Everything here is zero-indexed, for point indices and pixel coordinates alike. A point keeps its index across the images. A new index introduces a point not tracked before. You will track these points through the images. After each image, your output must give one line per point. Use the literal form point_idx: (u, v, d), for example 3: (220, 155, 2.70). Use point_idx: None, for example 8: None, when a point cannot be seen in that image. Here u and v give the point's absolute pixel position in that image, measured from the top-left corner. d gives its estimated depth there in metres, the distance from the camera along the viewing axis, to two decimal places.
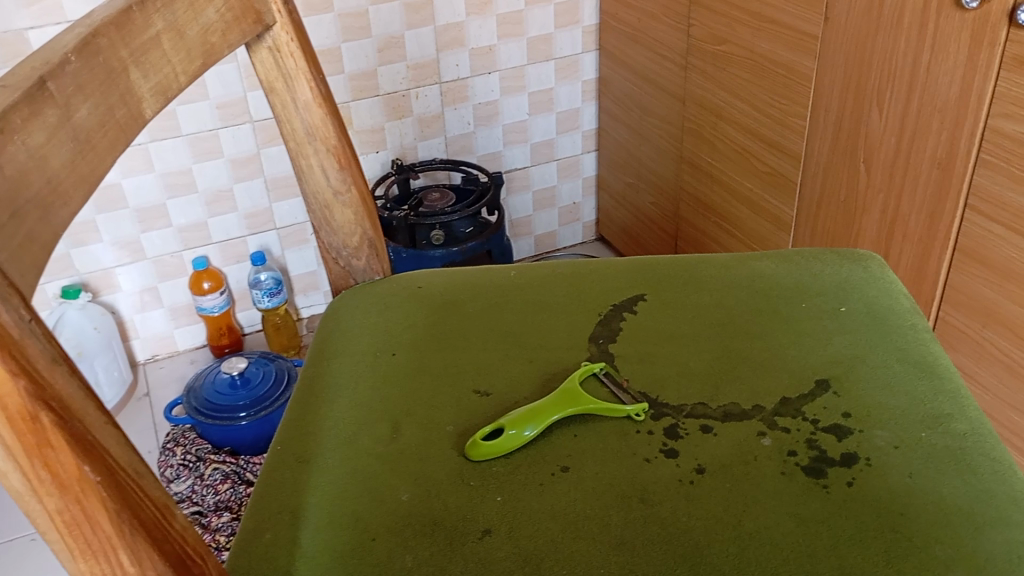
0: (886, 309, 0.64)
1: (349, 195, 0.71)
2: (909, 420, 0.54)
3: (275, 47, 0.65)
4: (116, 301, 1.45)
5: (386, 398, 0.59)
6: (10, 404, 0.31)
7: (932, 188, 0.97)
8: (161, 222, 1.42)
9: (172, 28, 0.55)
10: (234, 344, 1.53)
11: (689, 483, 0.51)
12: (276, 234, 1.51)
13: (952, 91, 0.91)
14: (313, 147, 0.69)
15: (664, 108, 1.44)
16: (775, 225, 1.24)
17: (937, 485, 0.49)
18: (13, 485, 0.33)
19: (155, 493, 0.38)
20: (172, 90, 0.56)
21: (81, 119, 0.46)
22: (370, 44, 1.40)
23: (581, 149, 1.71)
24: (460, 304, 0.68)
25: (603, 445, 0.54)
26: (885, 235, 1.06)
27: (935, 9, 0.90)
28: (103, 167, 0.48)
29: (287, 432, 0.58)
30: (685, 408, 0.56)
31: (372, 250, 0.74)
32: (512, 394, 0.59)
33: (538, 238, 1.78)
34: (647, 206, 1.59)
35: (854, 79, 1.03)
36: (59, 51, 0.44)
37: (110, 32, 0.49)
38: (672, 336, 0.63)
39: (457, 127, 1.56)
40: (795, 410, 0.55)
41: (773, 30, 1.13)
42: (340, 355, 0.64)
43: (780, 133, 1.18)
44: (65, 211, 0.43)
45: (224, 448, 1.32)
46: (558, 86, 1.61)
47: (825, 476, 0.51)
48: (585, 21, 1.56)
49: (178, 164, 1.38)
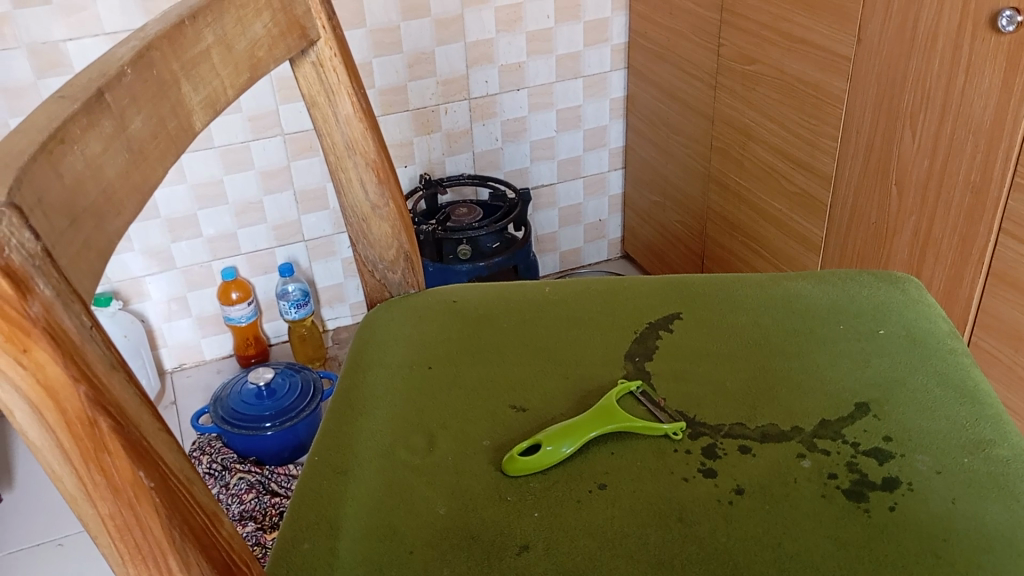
0: (925, 333, 0.63)
1: (387, 208, 0.72)
2: (950, 444, 0.53)
3: (318, 62, 0.66)
4: (145, 309, 1.47)
5: (421, 411, 0.60)
6: (69, 408, 0.32)
7: (966, 211, 0.96)
8: (191, 232, 1.43)
9: (221, 42, 0.56)
10: (260, 355, 1.54)
11: (727, 503, 0.51)
12: (303, 246, 1.52)
13: (986, 114, 0.90)
14: (353, 161, 0.69)
15: (692, 126, 1.44)
16: (803, 245, 1.24)
17: (981, 511, 0.49)
18: (67, 488, 0.34)
19: (204, 500, 0.39)
20: (220, 103, 0.56)
21: (135, 130, 0.46)
22: (400, 60, 1.42)
23: (608, 166, 1.71)
24: (494, 319, 0.68)
25: (641, 464, 0.54)
26: (917, 257, 1.05)
27: (970, 31, 0.89)
28: (155, 177, 0.48)
29: (325, 442, 0.58)
30: (723, 428, 0.56)
31: (407, 264, 0.74)
32: (548, 410, 0.59)
33: (563, 254, 1.78)
34: (673, 224, 1.59)
35: (887, 101, 1.02)
36: (115, 63, 0.45)
37: (162, 45, 0.50)
38: (708, 355, 0.62)
39: (485, 142, 1.57)
40: (834, 432, 0.55)
41: (804, 51, 1.13)
42: (377, 367, 0.65)
43: (810, 154, 1.17)
44: (119, 220, 0.44)
45: (248, 457, 1.33)
46: (586, 103, 1.61)
47: (866, 500, 0.50)
48: (613, 39, 1.57)
49: (209, 175, 1.40)
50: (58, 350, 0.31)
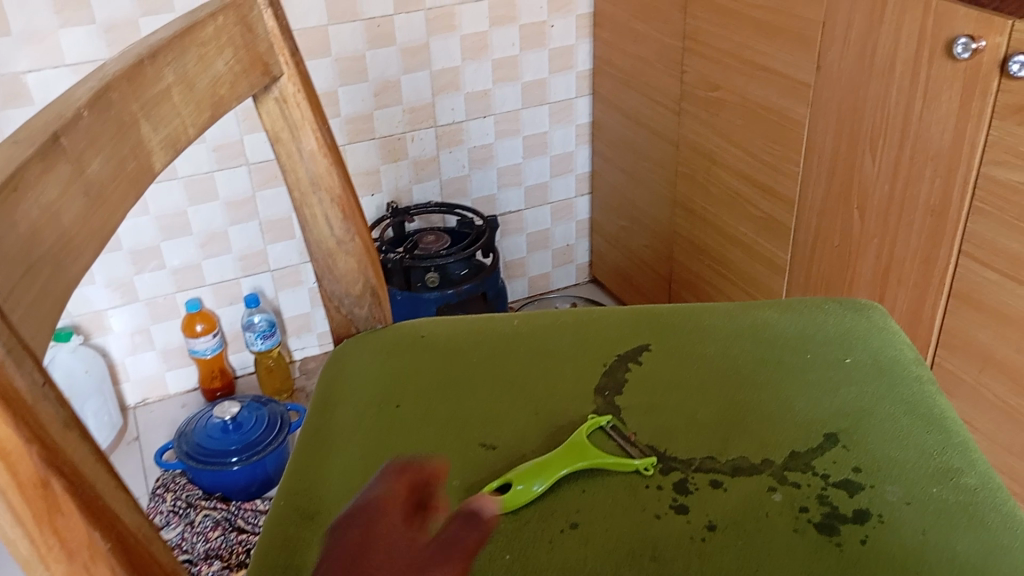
0: (891, 361, 0.63)
1: (353, 243, 0.71)
2: (919, 474, 0.54)
3: (282, 98, 0.65)
4: (107, 343, 1.44)
5: (390, 451, 0.59)
6: (21, 470, 0.30)
7: (927, 234, 0.98)
8: (154, 264, 1.41)
9: (182, 80, 0.55)
10: (226, 387, 1.52)
11: (700, 539, 0.50)
12: (269, 276, 1.51)
13: (945, 139, 0.92)
14: (318, 197, 0.69)
15: (658, 152, 1.45)
16: (769, 268, 1.25)
17: (951, 542, 0.49)
18: (20, 553, 0.32)
19: (164, 558, 0.38)
20: (182, 143, 0.56)
21: (94, 173, 0.46)
22: (366, 88, 1.42)
23: (575, 191, 1.72)
24: (463, 355, 0.68)
25: (613, 501, 0.53)
26: (880, 280, 1.06)
27: (927, 58, 0.91)
28: (114, 220, 0.47)
29: (292, 486, 0.57)
30: (694, 462, 0.56)
31: (374, 298, 0.74)
32: (518, 447, 0.58)
33: (531, 279, 1.78)
34: (641, 248, 1.60)
35: (848, 127, 1.04)
36: (72, 105, 0.44)
37: (122, 86, 0.49)
38: (678, 387, 0.62)
39: (453, 169, 1.56)
40: (804, 464, 0.55)
41: (766, 77, 1.14)
42: (344, 406, 0.64)
43: (774, 179, 1.19)
44: (76, 266, 0.43)
45: (214, 493, 1.30)
46: (552, 129, 1.62)
47: (838, 533, 0.50)
48: (578, 66, 1.58)
49: (173, 206, 1.38)
50: (8, 411, 0.30)
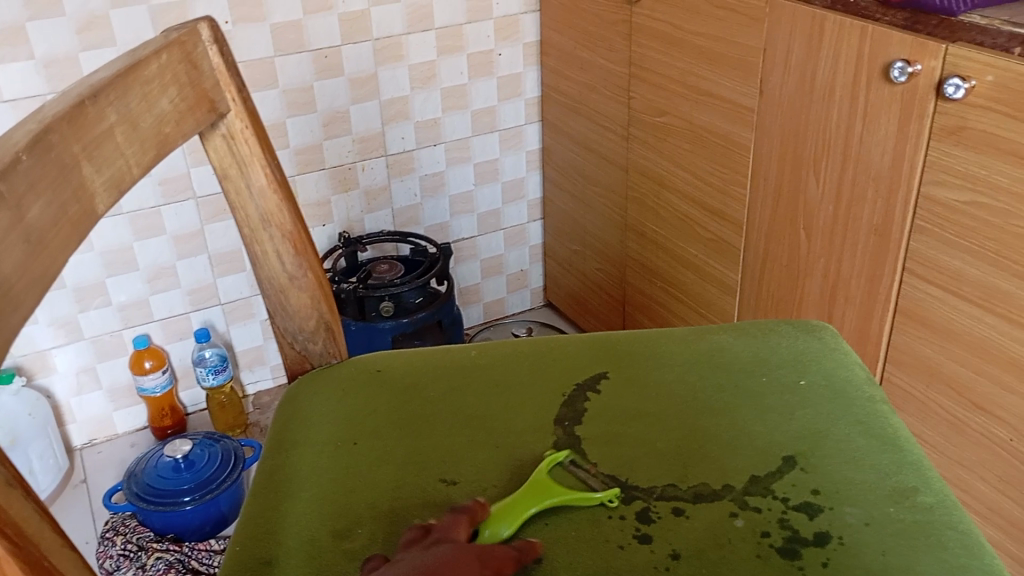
0: (844, 382, 0.64)
1: (306, 279, 0.70)
2: (876, 494, 0.54)
3: (230, 134, 0.64)
4: (52, 384, 1.40)
5: (349, 491, 0.58)
6: None
7: (872, 253, 1.00)
8: (100, 301, 1.38)
9: (126, 119, 0.54)
10: (177, 425, 1.48)
11: (665, 569, 0.50)
12: (220, 309, 1.48)
13: (886, 161, 0.94)
14: (268, 233, 0.68)
15: (608, 177, 1.46)
16: (721, 289, 1.26)
17: (910, 562, 0.50)
18: None
19: None
20: (126, 183, 0.54)
21: (33, 219, 0.44)
22: (314, 119, 1.41)
23: (527, 217, 1.72)
24: (421, 389, 0.67)
25: (576, 534, 0.53)
26: (828, 299, 1.08)
27: (865, 83, 0.94)
28: (56, 266, 0.46)
29: (248, 531, 0.56)
30: (655, 490, 0.56)
31: (329, 334, 0.73)
32: (479, 482, 0.58)
33: (486, 306, 1.77)
34: (593, 272, 1.61)
35: (792, 150, 1.06)
36: (10, 148, 0.43)
37: (62, 127, 0.48)
38: (637, 415, 0.62)
39: (404, 198, 1.56)
40: (764, 488, 0.55)
41: (711, 103, 1.16)
42: (301, 445, 0.63)
43: (722, 201, 1.20)
44: (16, 315, 0.42)
45: (166, 535, 1.27)
46: (502, 156, 1.63)
47: (800, 557, 0.50)
48: (527, 93, 1.59)
49: (118, 242, 1.35)
50: None
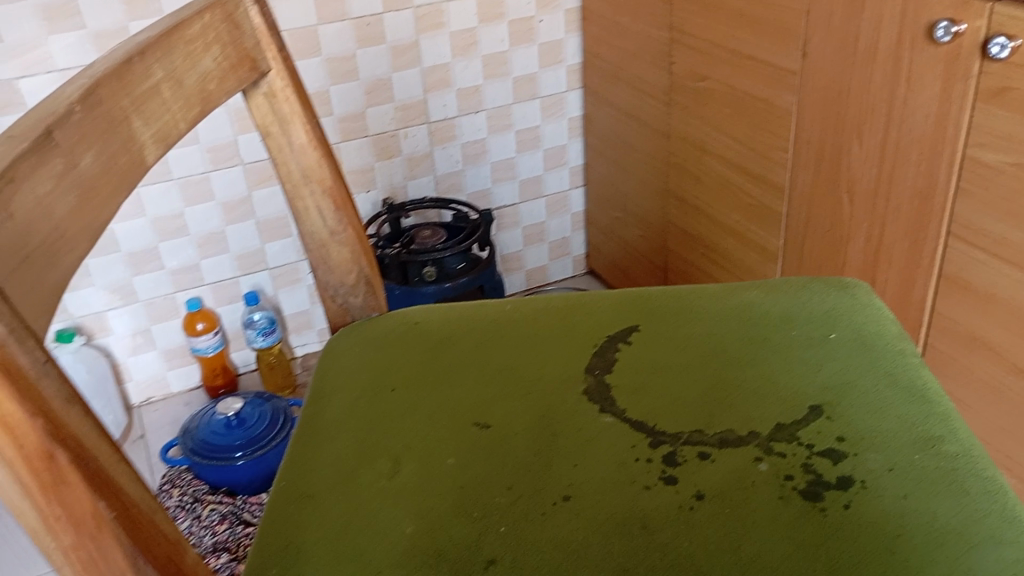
0: (874, 336, 0.65)
1: (345, 234, 0.72)
2: (900, 442, 0.55)
3: (271, 93, 0.67)
4: (109, 345, 1.45)
5: (385, 433, 0.60)
6: (27, 443, 0.32)
7: (915, 216, 0.99)
8: (153, 265, 1.42)
9: (171, 77, 0.57)
10: (229, 385, 1.53)
11: (689, 508, 0.52)
12: (268, 274, 1.52)
13: (928, 122, 0.93)
14: (309, 189, 0.70)
15: (649, 143, 1.46)
16: (762, 255, 1.26)
17: (932, 506, 0.50)
18: (28, 523, 0.34)
19: (167, 528, 0.39)
20: (172, 137, 0.57)
21: (86, 166, 0.47)
22: (357, 87, 1.43)
23: (569, 184, 1.73)
24: (456, 339, 0.69)
25: (603, 475, 0.55)
26: (870, 263, 1.08)
27: (908, 43, 0.93)
28: (108, 212, 0.49)
29: (290, 469, 0.59)
30: (682, 435, 0.57)
31: (369, 287, 0.75)
32: (511, 426, 0.60)
33: (528, 273, 1.79)
34: (635, 239, 1.61)
35: (834, 112, 1.05)
36: (63, 101, 0.46)
37: (111, 82, 0.50)
38: (667, 366, 0.64)
39: (446, 165, 1.58)
40: (790, 435, 0.56)
41: (752, 67, 1.16)
42: (341, 391, 0.65)
43: (763, 166, 1.20)
44: (72, 256, 0.44)
45: (220, 488, 1.32)
46: (544, 123, 1.64)
47: (822, 499, 0.51)
48: (568, 60, 1.59)
49: (169, 208, 1.40)
50: (14, 387, 0.31)
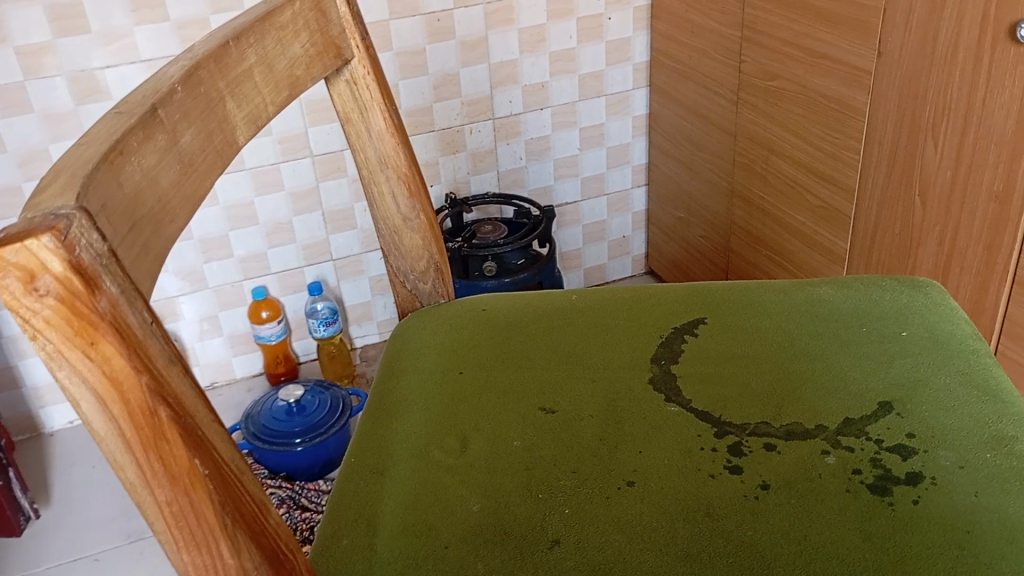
0: (947, 335, 0.64)
1: (418, 221, 0.74)
2: (972, 441, 0.54)
3: (352, 80, 0.69)
4: (178, 329, 1.50)
5: (453, 413, 0.62)
6: (132, 399, 0.34)
7: (990, 219, 0.97)
8: (223, 253, 1.47)
9: (263, 61, 0.59)
10: (290, 372, 1.57)
11: (754, 498, 0.52)
12: (332, 264, 1.55)
13: (1008, 124, 0.91)
14: (385, 175, 0.72)
15: (715, 142, 1.46)
16: (828, 257, 1.25)
17: (1005, 504, 0.50)
18: (127, 477, 0.36)
19: (253, 489, 0.41)
20: (262, 119, 0.59)
21: (186, 143, 0.49)
22: (425, 81, 1.45)
23: (632, 183, 1.73)
24: (523, 326, 0.70)
25: (669, 462, 0.55)
26: (942, 267, 1.06)
27: (990, 42, 0.91)
28: (203, 187, 0.51)
29: (361, 445, 0.60)
30: (748, 427, 0.57)
31: (438, 274, 0.77)
32: (577, 411, 0.61)
33: (587, 271, 1.80)
34: (697, 239, 1.60)
35: (909, 112, 1.04)
36: (167, 81, 0.48)
37: (209, 65, 0.52)
38: (733, 358, 0.64)
39: (510, 161, 1.59)
40: (858, 430, 0.56)
41: (826, 65, 1.14)
42: (410, 372, 0.67)
43: (833, 166, 1.18)
44: (172, 227, 0.47)
45: (279, 473, 1.35)
46: (609, 121, 1.64)
47: (890, 494, 0.51)
48: (635, 58, 1.59)
49: (241, 197, 1.44)
50: (124, 344, 0.33)
